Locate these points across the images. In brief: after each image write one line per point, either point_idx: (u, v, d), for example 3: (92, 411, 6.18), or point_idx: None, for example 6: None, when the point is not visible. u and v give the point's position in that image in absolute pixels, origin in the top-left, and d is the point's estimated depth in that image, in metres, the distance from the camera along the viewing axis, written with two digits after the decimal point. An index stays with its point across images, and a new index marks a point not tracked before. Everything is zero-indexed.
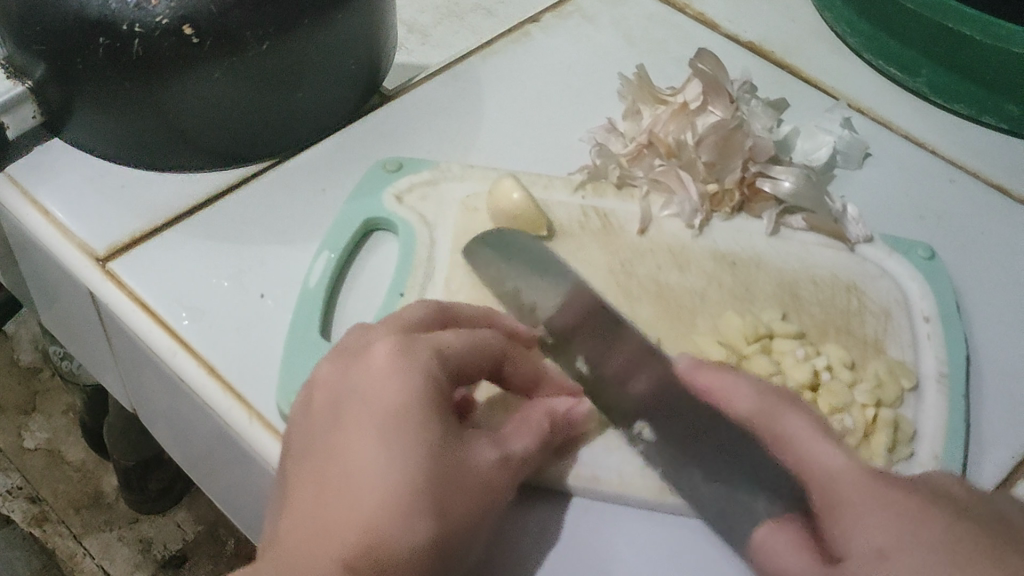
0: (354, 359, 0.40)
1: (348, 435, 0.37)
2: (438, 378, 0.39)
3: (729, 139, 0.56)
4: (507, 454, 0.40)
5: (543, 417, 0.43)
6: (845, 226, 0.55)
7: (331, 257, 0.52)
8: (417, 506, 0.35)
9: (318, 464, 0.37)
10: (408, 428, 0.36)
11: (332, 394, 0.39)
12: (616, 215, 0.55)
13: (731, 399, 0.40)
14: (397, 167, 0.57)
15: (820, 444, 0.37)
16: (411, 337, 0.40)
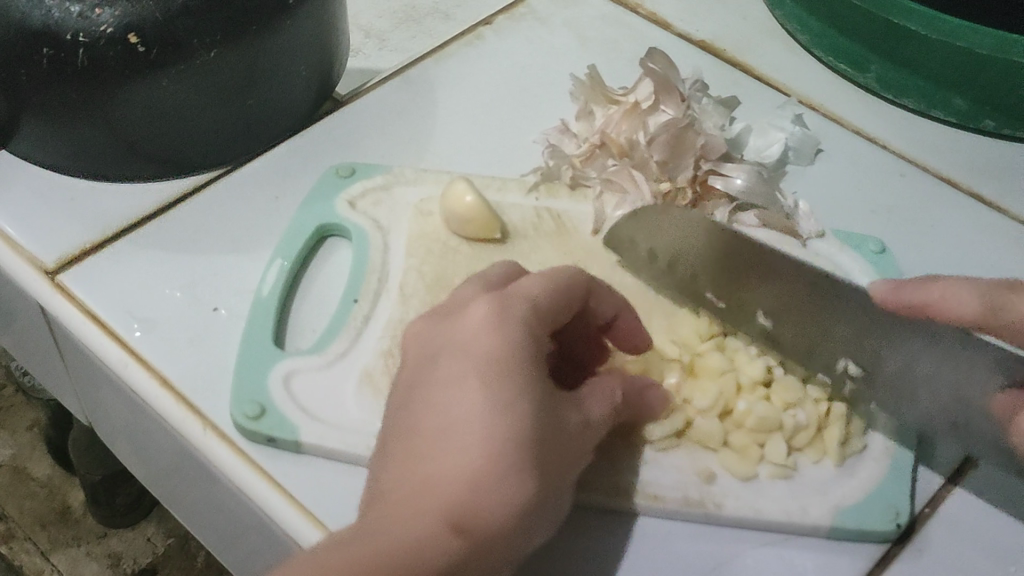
0: (450, 321, 0.40)
1: (452, 393, 0.36)
2: (537, 336, 0.39)
3: (682, 137, 0.56)
4: (590, 420, 0.40)
5: (617, 385, 0.42)
6: (796, 221, 0.55)
7: (284, 265, 0.52)
8: (519, 467, 0.35)
9: (414, 418, 0.37)
10: (510, 384, 0.36)
11: (428, 348, 0.39)
12: (570, 216, 0.56)
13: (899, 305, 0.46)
14: (350, 172, 0.57)
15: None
16: (505, 297, 0.40)
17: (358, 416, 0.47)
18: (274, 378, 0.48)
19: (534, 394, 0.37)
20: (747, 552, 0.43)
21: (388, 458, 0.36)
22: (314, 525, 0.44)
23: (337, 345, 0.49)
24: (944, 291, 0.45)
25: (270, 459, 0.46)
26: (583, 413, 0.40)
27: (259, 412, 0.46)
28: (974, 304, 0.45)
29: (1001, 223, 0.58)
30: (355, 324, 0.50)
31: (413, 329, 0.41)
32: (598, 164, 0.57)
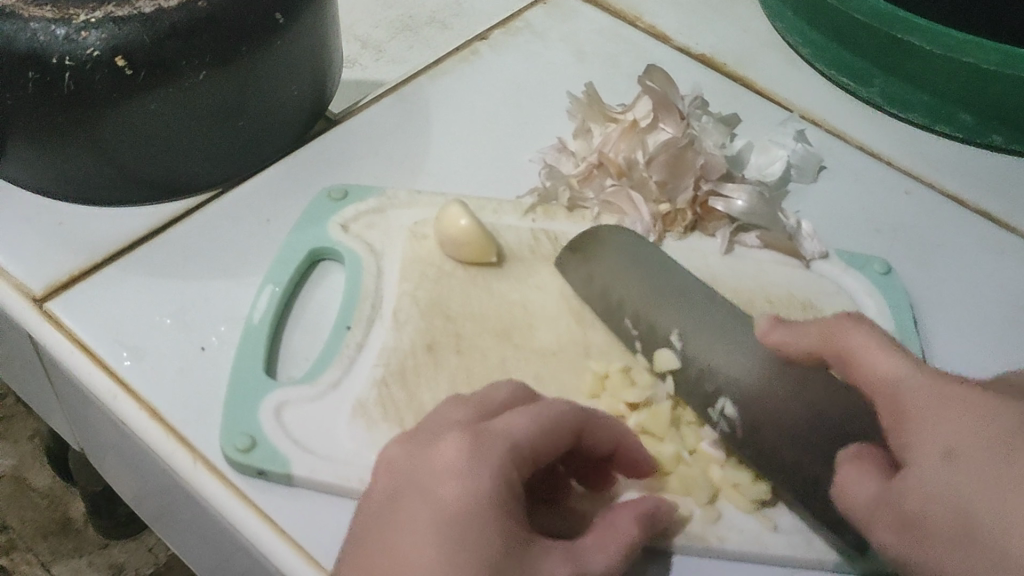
0: (424, 454, 0.38)
1: (406, 545, 0.34)
2: (510, 479, 0.37)
3: (681, 158, 0.55)
4: (586, 570, 0.36)
5: (634, 524, 0.38)
6: (799, 242, 0.54)
7: (276, 290, 0.51)
8: None
9: (366, 571, 0.34)
10: (470, 539, 0.34)
11: (398, 487, 0.37)
12: (568, 237, 0.54)
13: (787, 343, 0.42)
14: (342, 195, 0.56)
15: (887, 357, 0.37)
16: (480, 432, 0.38)
17: (350, 447, 0.46)
18: (265, 409, 0.46)
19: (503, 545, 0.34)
20: None
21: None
22: (307, 562, 0.43)
23: (330, 374, 0.48)
24: (791, 333, 0.42)
25: (261, 492, 0.45)
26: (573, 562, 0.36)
27: (249, 445, 0.45)
28: (807, 345, 0.41)
29: (1008, 241, 0.57)
30: (348, 353, 0.49)
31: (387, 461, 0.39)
32: (596, 184, 0.56)
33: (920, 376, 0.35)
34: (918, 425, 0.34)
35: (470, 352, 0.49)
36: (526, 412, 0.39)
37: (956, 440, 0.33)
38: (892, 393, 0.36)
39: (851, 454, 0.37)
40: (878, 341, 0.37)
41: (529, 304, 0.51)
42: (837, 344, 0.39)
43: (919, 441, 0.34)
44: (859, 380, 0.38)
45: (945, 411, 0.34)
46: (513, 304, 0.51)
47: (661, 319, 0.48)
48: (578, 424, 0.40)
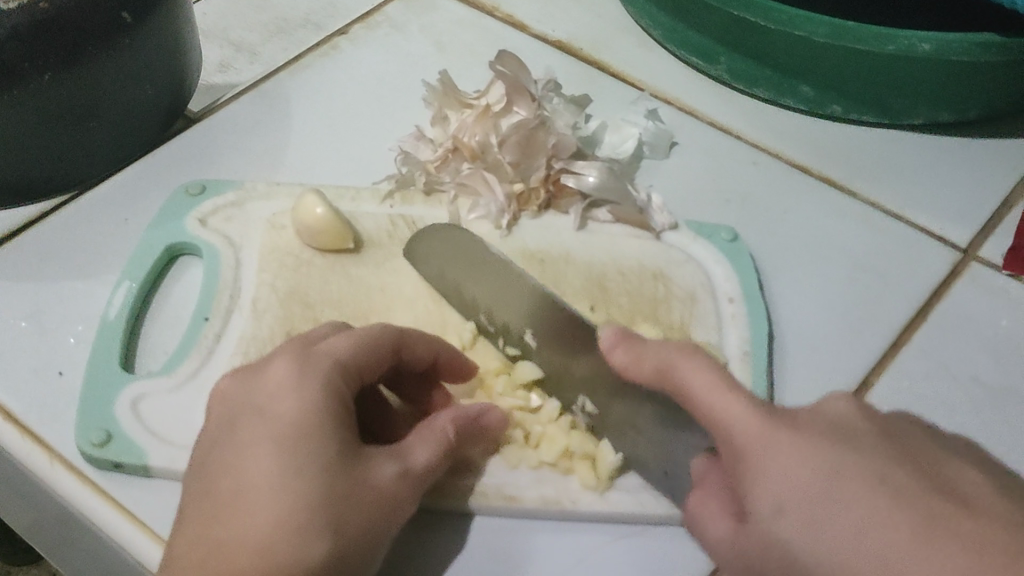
0: (251, 381, 0.40)
1: (244, 458, 0.37)
2: (339, 391, 0.39)
3: (531, 138, 0.56)
4: (408, 468, 0.39)
5: (450, 423, 0.42)
6: (649, 216, 0.56)
7: (133, 286, 0.51)
8: (314, 527, 0.35)
9: (207, 485, 0.37)
10: (305, 448, 0.36)
11: (231, 409, 0.40)
12: (425, 221, 0.55)
13: (633, 366, 0.41)
14: (200, 191, 0.56)
15: (721, 390, 0.36)
16: (305, 355, 0.40)
17: None
18: (121, 403, 0.46)
19: (336, 454, 0.37)
20: (602, 548, 0.43)
21: (185, 529, 0.37)
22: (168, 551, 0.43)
23: (187, 364, 0.48)
24: (634, 359, 0.41)
25: (117, 485, 0.45)
26: (403, 463, 0.39)
27: (104, 439, 0.45)
28: (648, 365, 0.40)
29: (850, 205, 0.59)
30: (205, 343, 0.49)
31: (214, 398, 0.41)
32: (451, 169, 0.57)
33: (750, 415, 0.35)
34: (750, 478, 0.34)
35: None
36: (349, 336, 0.42)
37: (788, 489, 0.32)
38: (732, 437, 0.35)
39: (703, 494, 0.39)
40: (716, 378, 0.37)
41: (387, 287, 0.52)
42: (674, 382, 0.39)
43: (752, 489, 0.33)
44: (696, 413, 0.37)
45: (776, 457, 0.33)
46: (371, 287, 0.52)
47: (506, 315, 0.49)
48: (389, 344, 0.43)
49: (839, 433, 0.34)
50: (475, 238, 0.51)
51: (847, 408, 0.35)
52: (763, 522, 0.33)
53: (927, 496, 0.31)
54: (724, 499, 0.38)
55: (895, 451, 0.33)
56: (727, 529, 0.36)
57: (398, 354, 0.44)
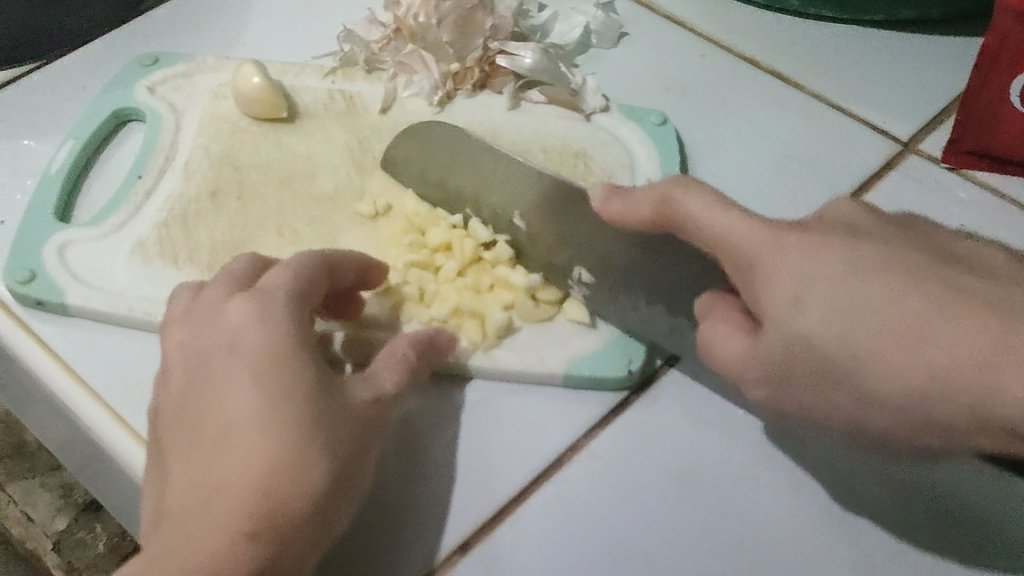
0: (207, 323, 0.40)
1: (224, 400, 0.37)
2: (301, 319, 0.40)
3: (470, 18, 0.58)
4: (383, 393, 0.40)
5: (407, 345, 0.42)
6: (582, 97, 0.57)
7: (76, 144, 0.54)
8: (308, 455, 0.35)
9: (189, 436, 0.37)
10: (280, 373, 0.37)
11: (196, 358, 0.39)
12: (363, 97, 0.57)
13: (627, 216, 0.42)
14: (152, 61, 0.58)
15: (723, 214, 0.37)
16: (259, 289, 0.40)
17: (124, 279, 0.49)
18: (50, 247, 0.49)
19: (312, 381, 0.37)
20: (484, 402, 0.46)
21: (172, 478, 0.37)
22: (75, 383, 0.46)
23: (116, 217, 0.51)
24: (628, 208, 0.42)
25: (40, 322, 0.48)
26: (377, 386, 0.40)
27: (29, 277, 0.48)
28: (642, 213, 0.41)
29: (793, 97, 0.59)
30: (136, 199, 0.52)
31: (177, 340, 0.41)
32: (392, 48, 0.58)
33: (761, 232, 0.36)
34: (764, 284, 0.35)
35: (251, 199, 0.52)
36: (289, 262, 0.42)
37: (811, 289, 0.34)
38: (750, 262, 0.36)
39: (715, 321, 0.38)
40: (716, 203, 0.37)
41: (315, 155, 0.54)
42: (677, 219, 0.39)
43: (773, 286, 0.35)
44: (711, 248, 0.37)
45: (800, 258, 0.35)
46: (300, 156, 0.54)
47: (483, 192, 0.50)
48: (324, 265, 0.42)
49: (841, 229, 0.36)
50: (456, 138, 0.53)
51: (850, 208, 0.38)
52: (787, 323, 0.34)
53: (926, 266, 0.34)
54: (746, 323, 0.37)
55: (891, 236, 0.36)
56: (744, 345, 0.36)
57: (334, 275, 0.43)
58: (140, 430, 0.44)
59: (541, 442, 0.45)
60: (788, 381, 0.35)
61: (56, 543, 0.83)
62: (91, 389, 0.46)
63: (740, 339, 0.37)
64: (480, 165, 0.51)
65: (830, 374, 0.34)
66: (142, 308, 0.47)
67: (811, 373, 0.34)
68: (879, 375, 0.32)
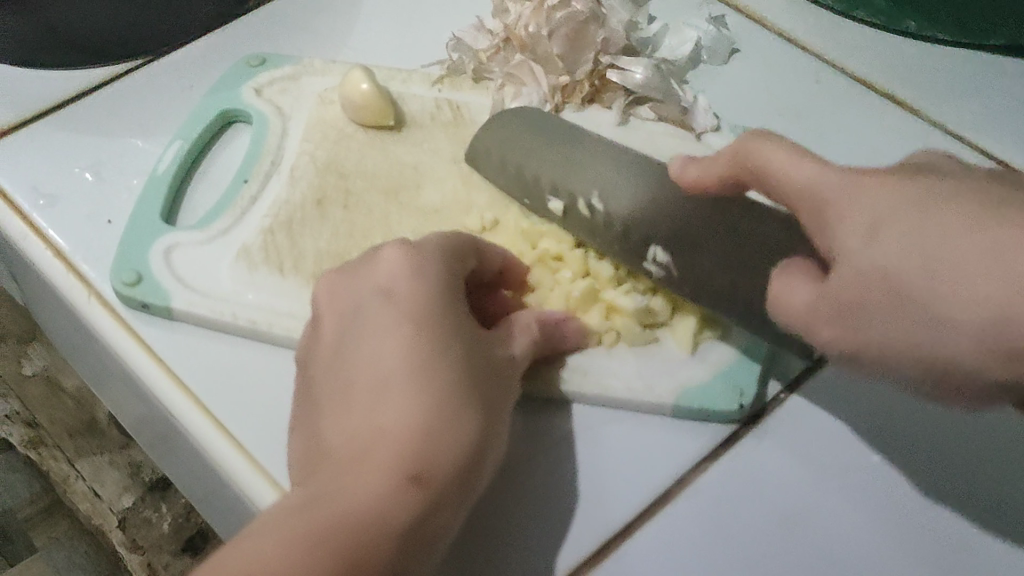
0: (358, 278, 0.43)
1: (383, 346, 0.39)
2: (452, 281, 0.42)
3: (581, 31, 0.56)
4: (513, 355, 0.42)
5: (533, 320, 0.44)
6: (692, 116, 0.55)
7: (183, 145, 0.53)
8: (463, 405, 0.37)
9: (347, 379, 0.39)
10: (435, 330, 0.39)
11: (350, 310, 0.42)
12: (469, 107, 0.56)
13: (704, 178, 0.43)
14: (259, 63, 0.58)
15: (803, 164, 0.37)
16: (414, 248, 0.43)
17: (228, 285, 0.48)
18: (156, 249, 0.49)
19: (461, 341, 0.40)
20: (589, 429, 0.45)
21: (330, 424, 0.38)
22: (178, 387, 0.45)
23: (222, 221, 0.51)
24: (704, 170, 0.43)
25: (144, 324, 0.48)
26: (507, 352, 0.42)
27: (136, 280, 0.48)
28: (721, 168, 0.42)
29: (910, 123, 0.57)
30: (242, 204, 0.51)
31: (324, 290, 0.43)
32: (501, 58, 0.58)
33: (832, 173, 0.36)
34: (838, 223, 0.34)
35: (357, 208, 0.52)
36: (442, 235, 0.45)
37: (879, 217, 0.33)
38: (812, 197, 0.36)
39: (788, 271, 0.37)
40: (793, 152, 0.38)
41: (421, 166, 0.54)
42: (749, 164, 0.39)
43: (836, 247, 0.34)
44: (781, 193, 0.38)
45: (864, 200, 0.34)
46: (405, 165, 0.54)
47: (581, 187, 0.48)
48: (472, 245, 0.45)
49: (922, 171, 0.36)
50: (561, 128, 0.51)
51: (936, 159, 0.38)
52: (855, 254, 0.33)
53: (1004, 199, 0.32)
54: (810, 272, 0.36)
55: (977, 179, 0.35)
56: (812, 293, 0.35)
57: (479, 254, 0.45)
58: (244, 439, 0.44)
59: (648, 472, 0.44)
60: (856, 313, 0.33)
61: (123, 520, 0.88)
62: (193, 394, 0.45)
63: (807, 288, 0.35)
64: (581, 159, 0.49)
65: (898, 301, 0.32)
66: (247, 315, 0.47)
67: (876, 302, 0.32)
68: (952, 297, 0.30)
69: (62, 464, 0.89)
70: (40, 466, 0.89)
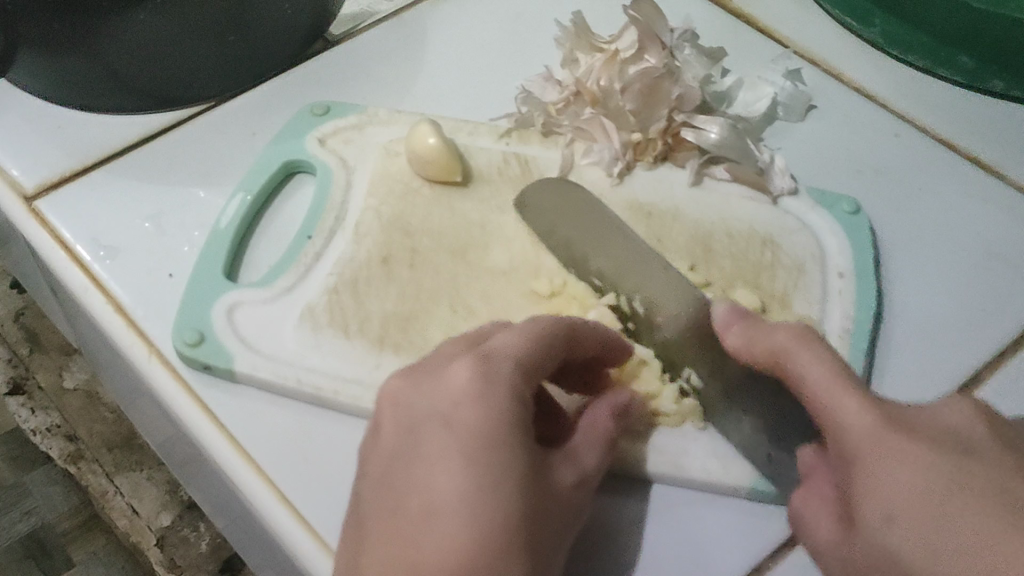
0: (423, 383, 0.38)
1: (435, 474, 0.34)
2: (522, 394, 0.37)
3: (655, 87, 0.55)
4: (585, 473, 0.39)
5: (609, 416, 0.41)
6: (769, 177, 0.53)
7: (247, 198, 0.52)
8: (513, 560, 0.33)
9: (393, 505, 0.34)
10: (497, 462, 0.34)
11: (408, 419, 0.37)
12: (538, 162, 0.55)
13: (745, 350, 0.40)
14: (324, 111, 0.57)
15: (844, 393, 0.34)
16: (485, 355, 0.38)
17: (292, 348, 0.47)
18: (219, 307, 0.48)
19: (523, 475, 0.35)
20: (660, 511, 0.42)
21: (365, 555, 0.34)
22: (241, 457, 0.44)
23: (286, 279, 0.49)
24: (745, 339, 0.40)
25: (205, 385, 0.46)
26: (582, 467, 0.39)
27: (198, 340, 0.47)
28: (761, 347, 0.38)
29: (994, 189, 0.55)
30: (305, 261, 0.50)
31: (388, 391, 0.38)
32: (571, 112, 0.56)
33: (863, 414, 0.34)
34: (865, 488, 0.33)
35: (423, 267, 0.50)
36: (523, 328, 0.39)
37: (894, 500, 0.32)
38: (839, 431, 0.34)
39: (808, 493, 0.38)
40: (834, 375, 0.35)
41: (488, 224, 0.52)
42: (789, 372, 0.37)
43: (862, 506, 0.33)
44: (810, 404, 0.36)
45: (889, 467, 0.32)
46: (472, 223, 0.52)
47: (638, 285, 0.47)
48: (566, 332, 0.40)
49: (954, 444, 0.33)
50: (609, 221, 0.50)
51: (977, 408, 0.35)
52: (876, 536, 0.32)
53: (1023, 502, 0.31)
54: (835, 505, 0.36)
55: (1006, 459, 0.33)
56: (832, 531, 0.35)
57: (573, 344, 0.41)
58: (308, 515, 0.42)
59: (719, 562, 0.41)
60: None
61: (160, 538, 0.95)
62: (256, 464, 0.44)
63: (828, 524, 0.36)
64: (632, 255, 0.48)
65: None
66: (311, 381, 0.45)
67: None
68: None
69: (101, 479, 0.99)
70: (78, 480, 0.99)
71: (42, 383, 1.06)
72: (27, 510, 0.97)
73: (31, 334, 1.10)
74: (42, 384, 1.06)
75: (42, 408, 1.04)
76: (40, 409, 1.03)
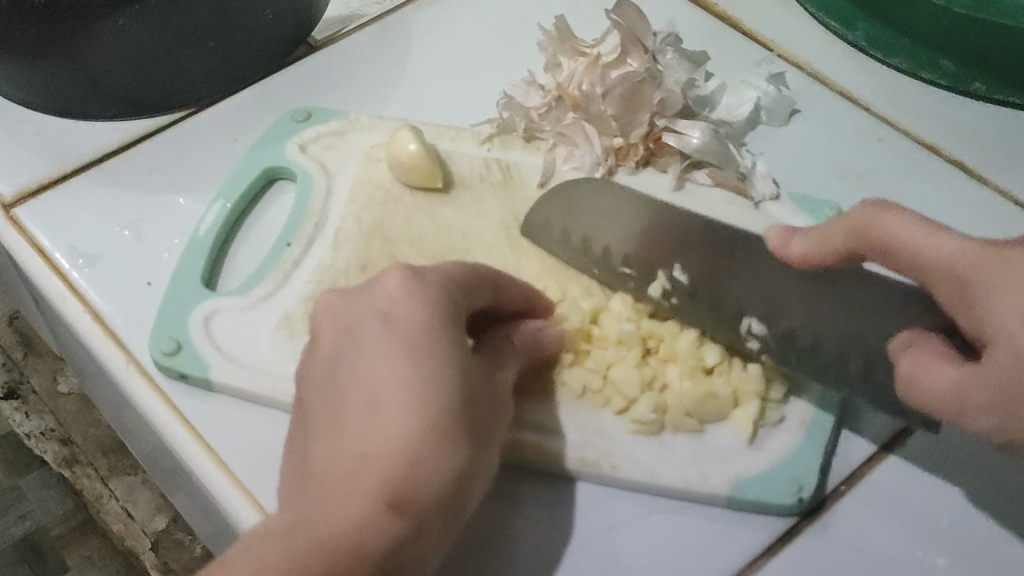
0: (357, 295, 0.40)
1: (373, 364, 0.37)
2: (452, 300, 0.40)
3: (637, 91, 0.55)
4: (505, 378, 0.41)
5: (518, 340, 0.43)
6: (751, 183, 0.53)
7: (226, 206, 0.52)
8: (452, 430, 0.35)
9: (336, 398, 0.37)
10: (432, 348, 0.37)
11: (345, 323, 0.39)
12: (519, 168, 0.55)
13: (821, 248, 0.41)
14: (305, 117, 0.57)
15: (939, 237, 0.36)
16: (417, 269, 0.41)
17: (269, 357, 0.47)
18: (195, 314, 0.48)
19: (455, 359, 0.37)
20: (638, 520, 0.42)
21: (317, 445, 0.36)
22: (217, 467, 0.44)
23: (264, 287, 0.49)
24: (812, 242, 0.41)
25: (181, 394, 0.46)
26: (503, 375, 0.41)
27: (174, 348, 0.46)
28: (839, 232, 0.40)
29: (978, 194, 0.55)
30: (284, 268, 0.50)
31: (324, 305, 0.41)
32: (554, 117, 0.56)
33: (970, 248, 0.35)
34: (991, 301, 0.34)
35: None
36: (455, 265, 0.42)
37: None
38: (961, 271, 0.35)
39: (916, 356, 0.37)
40: (923, 224, 0.37)
41: (469, 231, 0.52)
42: (875, 240, 0.38)
43: (990, 322, 0.34)
44: (910, 264, 0.37)
45: (1018, 277, 0.34)
46: (453, 229, 0.52)
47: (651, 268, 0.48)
48: (491, 284, 0.43)
49: None
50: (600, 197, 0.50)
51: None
52: (1016, 335, 0.33)
53: None
54: (950, 357, 0.36)
55: None
56: (963, 376, 0.35)
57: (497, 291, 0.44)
58: None
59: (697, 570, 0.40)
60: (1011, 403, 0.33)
61: (155, 542, 0.95)
62: (233, 475, 0.43)
63: (952, 370, 0.35)
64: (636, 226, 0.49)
65: None
66: (288, 390, 0.45)
67: None
68: None
69: (95, 484, 0.99)
70: (72, 484, 0.99)
71: (36, 387, 1.05)
72: (22, 513, 0.96)
73: (25, 336, 1.09)
74: (37, 387, 1.05)
75: (35, 411, 1.03)
76: (33, 413, 1.03)
